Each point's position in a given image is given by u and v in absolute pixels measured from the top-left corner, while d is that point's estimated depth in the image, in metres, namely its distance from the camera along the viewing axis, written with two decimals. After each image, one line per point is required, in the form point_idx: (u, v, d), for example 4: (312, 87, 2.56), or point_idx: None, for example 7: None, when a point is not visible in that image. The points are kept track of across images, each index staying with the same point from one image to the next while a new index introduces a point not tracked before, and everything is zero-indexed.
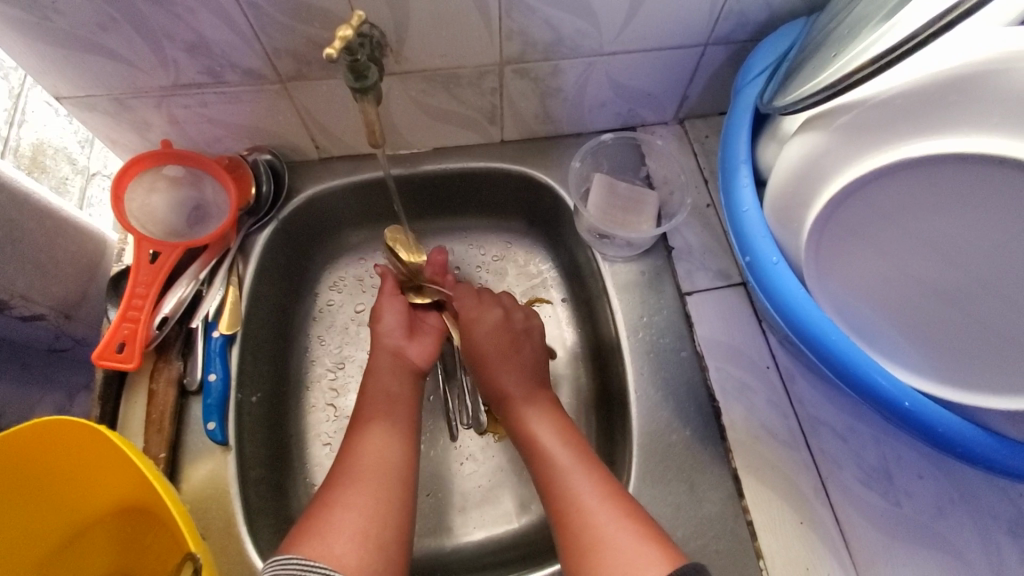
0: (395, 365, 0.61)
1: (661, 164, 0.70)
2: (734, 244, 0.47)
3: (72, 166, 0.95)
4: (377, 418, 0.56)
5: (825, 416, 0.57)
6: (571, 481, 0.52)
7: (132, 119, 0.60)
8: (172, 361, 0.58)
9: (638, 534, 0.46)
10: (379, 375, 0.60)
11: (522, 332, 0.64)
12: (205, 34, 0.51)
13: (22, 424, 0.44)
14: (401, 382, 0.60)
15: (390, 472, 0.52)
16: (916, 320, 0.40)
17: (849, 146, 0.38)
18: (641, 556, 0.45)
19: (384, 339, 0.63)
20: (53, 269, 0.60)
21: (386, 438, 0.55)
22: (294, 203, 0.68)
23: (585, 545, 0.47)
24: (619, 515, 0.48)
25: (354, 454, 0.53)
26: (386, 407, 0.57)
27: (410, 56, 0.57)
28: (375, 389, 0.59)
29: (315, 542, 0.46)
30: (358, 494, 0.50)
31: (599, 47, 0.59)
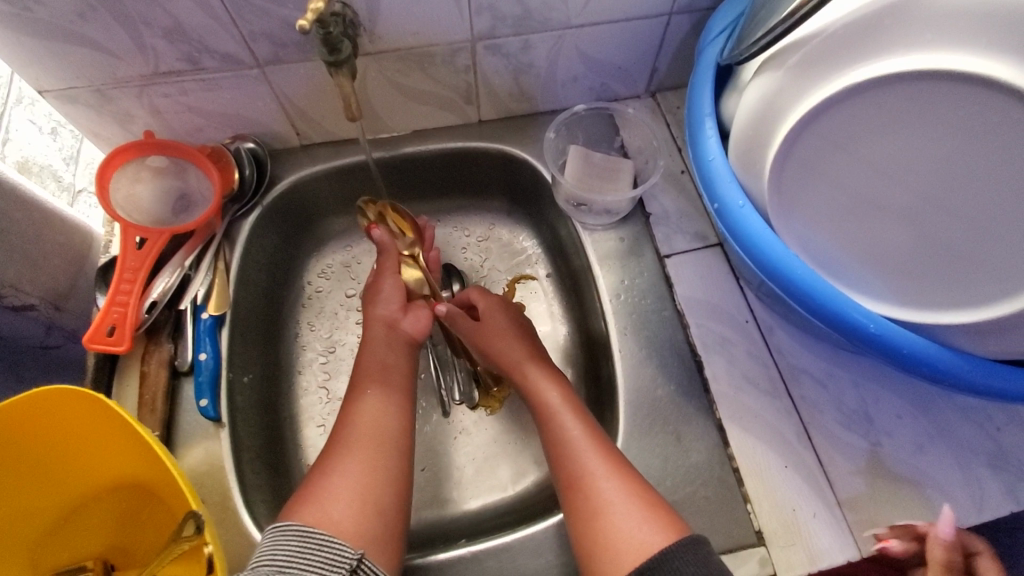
0: (390, 337, 0.61)
1: (635, 135, 0.72)
2: (703, 193, 0.49)
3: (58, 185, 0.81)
4: (372, 385, 0.57)
5: (805, 363, 0.59)
6: (579, 451, 0.52)
7: (114, 111, 0.62)
8: (163, 344, 0.59)
9: (642, 504, 0.48)
10: (374, 347, 0.61)
11: (523, 319, 0.66)
12: (182, 19, 0.53)
13: (22, 396, 0.45)
14: (397, 355, 0.61)
15: (386, 439, 0.53)
16: (878, 247, 0.42)
17: (801, 81, 0.40)
18: (641, 521, 0.47)
19: (378, 312, 0.63)
20: (41, 260, 0.61)
21: (384, 407, 0.55)
22: (278, 190, 0.69)
23: (592, 512, 0.48)
24: (623, 483, 0.49)
25: (348, 425, 0.54)
26: (381, 377, 0.58)
27: (383, 35, 0.58)
28: (370, 361, 0.59)
29: (314, 509, 0.47)
30: (352, 464, 0.50)
31: (567, 20, 0.61)
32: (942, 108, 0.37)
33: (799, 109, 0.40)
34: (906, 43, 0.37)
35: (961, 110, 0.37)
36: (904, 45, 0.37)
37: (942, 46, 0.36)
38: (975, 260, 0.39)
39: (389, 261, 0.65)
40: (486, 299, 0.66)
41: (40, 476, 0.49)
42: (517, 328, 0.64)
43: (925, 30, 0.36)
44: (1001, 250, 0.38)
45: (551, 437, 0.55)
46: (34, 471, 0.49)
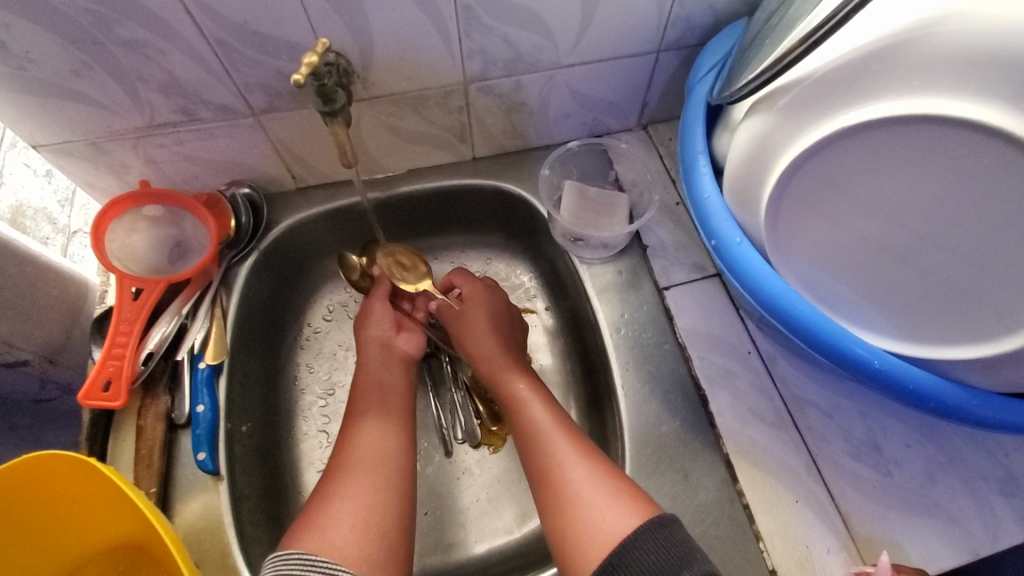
0: (385, 355, 0.63)
1: (629, 168, 0.73)
2: (699, 229, 0.49)
3: (52, 225, 0.99)
4: (373, 410, 0.56)
5: (810, 395, 0.58)
6: (548, 442, 0.53)
7: (109, 162, 0.62)
8: (159, 397, 0.58)
9: (610, 489, 0.48)
10: (370, 368, 0.61)
11: (506, 311, 0.66)
12: (177, 73, 0.53)
13: (18, 460, 0.44)
14: (393, 372, 0.61)
15: (388, 458, 0.52)
16: (874, 281, 0.42)
17: (791, 124, 0.40)
18: (607, 504, 0.47)
19: (371, 333, 0.64)
20: (36, 315, 0.61)
21: (384, 429, 0.55)
22: (274, 234, 0.69)
23: (560, 501, 0.48)
24: (595, 476, 0.49)
25: (350, 448, 0.53)
26: (378, 399, 0.58)
27: (377, 81, 0.59)
28: (368, 380, 0.60)
29: (316, 537, 0.45)
30: (357, 487, 0.49)
31: (557, 60, 0.62)
32: (938, 148, 0.36)
33: (792, 150, 0.41)
34: (895, 87, 0.36)
35: (953, 154, 0.36)
36: (893, 89, 0.36)
37: (929, 89, 0.35)
38: (971, 295, 0.38)
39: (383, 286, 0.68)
40: (471, 283, 0.67)
41: (27, 545, 0.48)
42: (491, 321, 0.64)
43: (913, 75, 0.35)
44: (998, 288, 0.37)
45: (520, 430, 0.55)
46: (20, 540, 0.47)
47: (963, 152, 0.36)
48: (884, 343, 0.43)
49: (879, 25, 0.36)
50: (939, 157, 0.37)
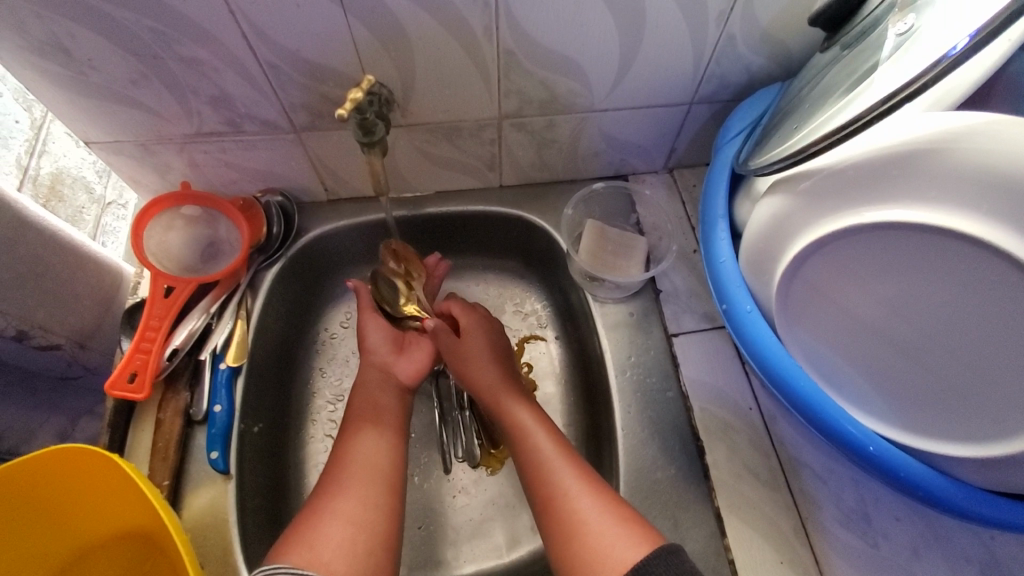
0: (382, 378, 0.64)
1: (651, 212, 0.74)
2: (715, 293, 0.53)
3: (88, 195, 1.10)
4: (368, 425, 0.58)
5: (806, 456, 0.59)
6: (553, 469, 0.54)
7: (155, 162, 0.65)
8: (180, 392, 0.61)
9: (618, 521, 0.48)
10: (368, 387, 0.63)
11: (499, 346, 0.68)
12: (228, 89, 0.56)
13: (42, 451, 0.48)
14: (389, 394, 0.63)
15: (377, 478, 0.54)
16: (872, 365, 0.44)
17: (809, 210, 0.42)
18: (612, 536, 0.47)
19: (372, 357, 0.65)
20: (72, 301, 0.64)
21: (376, 444, 0.57)
22: (302, 243, 0.72)
23: (566, 530, 0.50)
24: (599, 507, 0.50)
25: (343, 466, 0.55)
26: (373, 417, 0.59)
27: (416, 111, 0.61)
28: (364, 400, 0.61)
29: (304, 550, 0.47)
30: (346, 505, 0.51)
31: (591, 104, 0.64)
32: (951, 257, 0.37)
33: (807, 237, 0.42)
34: (913, 194, 0.37)
35: (958, 268, 0.37)
36: (910, 196, 0.37)
37: (946, 201, 0.36)
38: (962, 397, 0.40)
39: (365, 299, 0.68)
40: (469, 317, 0.69)
41: (43, 527, 0.51)
42: (492, 352, 0.66)
43: (931, 185, 0.36)
44: (991, 397, 0.38)
45: (524, 459, 0.57)
46: (39, 521, 0.50)
47: (970, 266, 0.36)
48: (872, 424, 0.46)
49: (904, 130, 0.37)
50: (945, 268, 0.37)
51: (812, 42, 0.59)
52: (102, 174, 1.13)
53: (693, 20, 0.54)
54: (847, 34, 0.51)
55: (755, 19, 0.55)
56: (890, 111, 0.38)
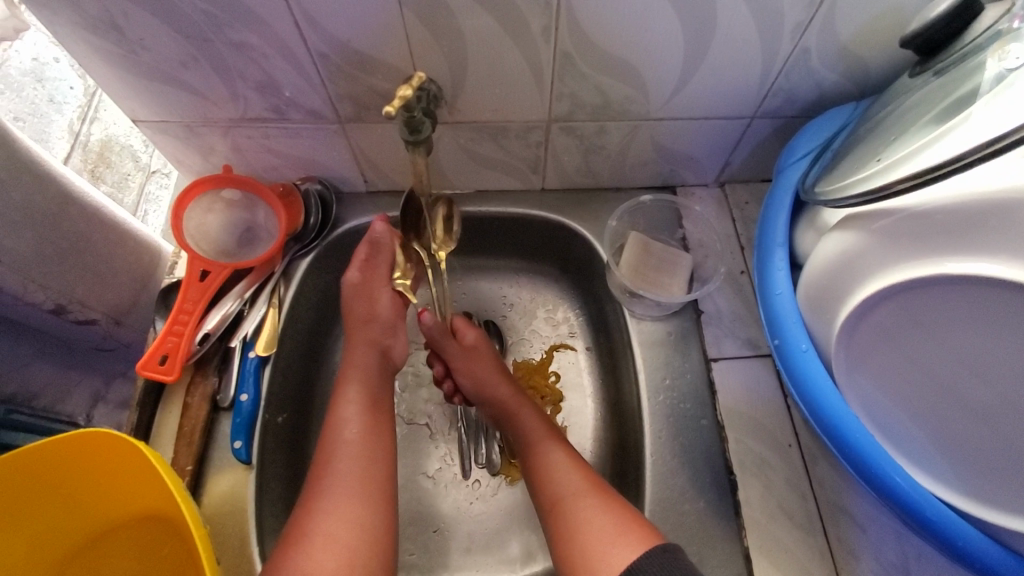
0: (379, 361, 0.62)
1: (698, 227, 0.71)
2: (767, 326, 0.52)
3: (135, 164, 1.10)
4: (364, 415, 0.57)
5: (847, 503, 0.56)
6: (557, 478, 0.56)
7: (198, 144, 0.65)
8: (209, 377, 0.61)
9: (619, 521, 0.50)
10: (364, 370, 0.61)
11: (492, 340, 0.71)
12: (275, 76, 0.55)
13: (64, 433, 0.48)
14: (383, 382, 0.61)
15: (369, 472, 0.53)
16: (930, 422, 0.42)
17: (884, 252, 0.40)
18: (615, 539, 0.49)
19: (369, 332, 0.63)
20: (110, 278, 0.65)
21: (374, 434, 0.56)
22: (337, 233, 0.71)
23: (570, 534, 0.52)
24: (598, 506, 0.52)
25: (334, 466, 0.53)
26: (370, 407, 0.58)
27: (463, 109, 0.59)
28: (362, 387, 0.59)
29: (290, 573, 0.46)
30: (337, 517, 0.50)
31: (646, 112, 0.60)
32: None
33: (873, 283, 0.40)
34: (1008, 251, 0.33)
35: None
36: (1005, 253, 0.33)
37: None
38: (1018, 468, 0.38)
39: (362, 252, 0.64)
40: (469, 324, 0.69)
41: (66, 504, 0.52)
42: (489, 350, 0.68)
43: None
44: None
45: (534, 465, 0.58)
46: (63, 499, 0.52)
47: None
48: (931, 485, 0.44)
49: (1007, 177, 0.33)
50: None
51: (893, 60, 0.55)
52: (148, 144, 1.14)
53: (766, 30, 0.51)
54: (943, 60, 0.47)
55: (834, 32, 0.51)
56: (995, 156, 0.34)
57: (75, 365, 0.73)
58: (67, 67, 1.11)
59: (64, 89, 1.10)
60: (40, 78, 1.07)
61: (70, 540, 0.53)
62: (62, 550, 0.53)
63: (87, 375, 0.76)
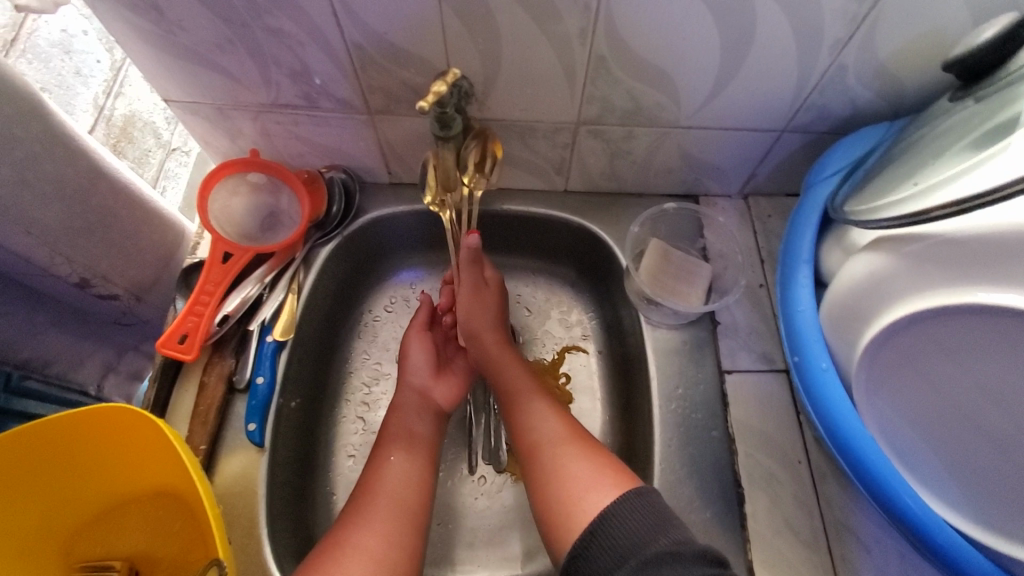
0: (419, 404, 0.63)
1: (720, 237, 0.70)
2: (787, 342, 0.53)
3: (157, 141, 1.10)
4: (399, 451, 0.58)
5: (855, 524, 0.56)
6: (536, 426, 0.57)
7: (227, 127, 0.65)
8: (226, 358, 0.62)
9: (595, 469, 0.51)
10: (404, 412, 0.63)
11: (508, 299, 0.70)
12: (309, 64, 0.55)
13: (78, 407, 0.49)
14: (424, 422, 0.62)
15: (404, 506, 0.54)
16: (945, 445, 0.42)
17: (911, 278, 0.40)
18: (592, 484, 0.50)
19: (411, 377, 0.65)
20: (135, 255, 0.66)
21: (407, 468, 0.57)
22: (360, 223, 0.71)
23: (546, 478, 0.53)
24: (577, 453, 0.53)
25: (370, 494, 0.54)
26: (405, 444, 0.59)
27: (493, 106, 0.59)
28: (398, 426, 0.61)
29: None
30: (368, 537, 0.50)
31: (675, 120, 0.60)
32: None
33: (900, 306, 0.40)
34: None
35: None
36: None
37: None
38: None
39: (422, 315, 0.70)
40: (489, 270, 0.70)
41: (79, 476, 0.53)
42: (500, 312, 0.68)
43: None
44: None
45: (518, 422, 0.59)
46: (76, 471, 0.52)
47: None
48: (937, 505, 0.44)
49: None
50: None
51: (931, 81, 0.54)
52: (171, 121, 1.12)
53: (805, 45, 0.50)
54: (985, 87, 0.46)
55: (873, 50, 0.51)
56: None
57: (92, 335, 0.74)
58: (96, 40, 1.12)
59: (92, 63, 1.11)
60: (67, 51, 1.09)
61: (85, 511, 0.54)
62: (74, 520, 0.54)
63: (102, 345, 0.76)
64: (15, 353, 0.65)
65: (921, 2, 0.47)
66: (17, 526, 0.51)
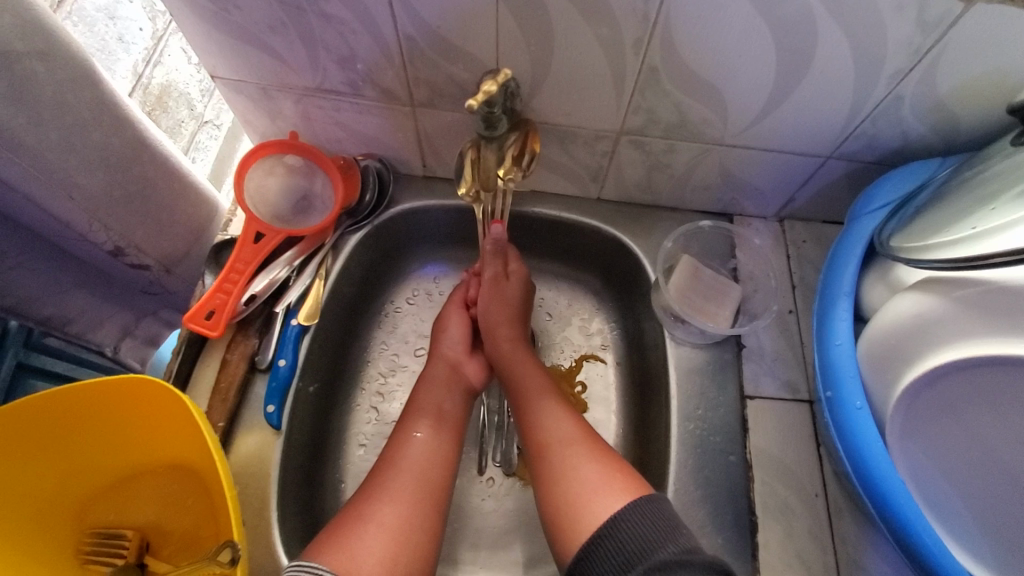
0: (449, 378, 0.64)
1: (752, 259, 0.69)
2: (821, 376, 0.52)
3: (190, 112, 1.08)
4: (427, 425, 0.58)
5: (868, 563, 0.55)
6: (545, 421, 0.57)
7: (269, 107, 0.65)
8: (250, 337, 0.62)
9: (606, 472, 0.51)
10: (433, 385, 0.62)
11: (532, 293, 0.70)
12: (358, 52, 0.55)
13: (103, 376, 0.49)
14: (453, 399, 0.62)
15: (426, 481, 0.54)
16: (973, 490, 0.43)
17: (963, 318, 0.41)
18: (603, 488, 0.49)
19: (443, 351, 0.66)
20: (168, 227, 0.67)
21: (433, 443, 0.57)
22: (390, 213, 0.71)
23: (555, 476, 0.52)
24: (588, 454, 0.53)
25: (394, 466, 0.54)
26: (433, 418, 0.59)
27: (537, 109, 0.59)
28: (427, 401, 0.61)
29: (341, 556, 0.46)
30: (388, 512, 0.50)
31: (720, 137, 0.59)
32: None
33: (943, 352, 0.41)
34: None
35: None
36: None
37: None
38: None
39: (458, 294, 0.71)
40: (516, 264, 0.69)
41: (100, 442, 0.53)
42: (519, 304, 0.68)
43: None
44: None
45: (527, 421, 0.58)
46: (97, 437, 0.53)
47: None
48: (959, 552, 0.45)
49: None
50: None
51: (988, 120, 0.53)
52: (205, 93, 1.11)
53: (863, 73, 0.49)
54: None
55: (933, 84, 0.50)
56: None
57: (113, 297, 0.74)
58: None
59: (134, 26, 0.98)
60: (112, 11, 0.93)
61: (100, 477, 0.55)
62: (91, 484, 0.55)
63: (121, 310, 0.76)
64: (39, 309, 0.66)
65: (991, 40, 0.45)
66: (37, 486, 0.52)
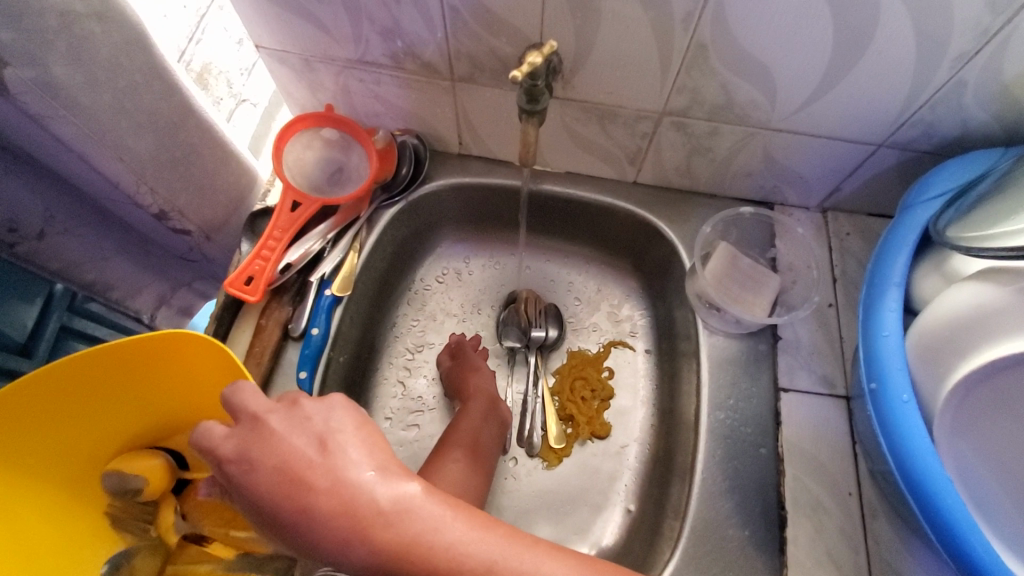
0: (488, 412, 0.65)
1: (792, 249, 0.68)
2: (864, 368, 0.50)
3: None
4: (464, 458, 0.59)
5: (902, 565, 0.53)
6: None
7: (310, 79, 0.65)
8: (284, 305, 0.63)
9: None
10: (470, 419, 0.63)
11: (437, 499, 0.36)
12: (402, 23, 0.54)
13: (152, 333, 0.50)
14: (489, 434, 0.63)
15: None
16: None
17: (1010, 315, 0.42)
18: None
19: (480, 385, 0.67)
20: (210, 194, 0.69)
21: (466, 477, 0.57)
22: (425, 189, 0.71)
23: None
24: None
25: None
26: (472, 452, 0.60)
27: (578, 86, 0.58)
28: (467, 429, 0.62)
29: None
30: None
31: (766, 121, 0.57)
32: None
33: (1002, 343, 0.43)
34: None
35: None
36: None
37: None
38: None
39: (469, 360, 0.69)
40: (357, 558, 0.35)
41: (133, 398, 0.54)
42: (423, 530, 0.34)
43: None
44: None
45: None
46: (129, 394, 0.53)
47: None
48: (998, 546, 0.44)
49: None
50: None
51: None
52: None
53: (924, 55, 0.47)
54: None
55: (1001, 68, 0.47)
56: None
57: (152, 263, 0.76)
58: None
59: None
60: None
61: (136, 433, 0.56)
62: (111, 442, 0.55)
63: (159, 276, 0.78)
64: (82, 271, 0.67)
65: None
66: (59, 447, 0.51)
